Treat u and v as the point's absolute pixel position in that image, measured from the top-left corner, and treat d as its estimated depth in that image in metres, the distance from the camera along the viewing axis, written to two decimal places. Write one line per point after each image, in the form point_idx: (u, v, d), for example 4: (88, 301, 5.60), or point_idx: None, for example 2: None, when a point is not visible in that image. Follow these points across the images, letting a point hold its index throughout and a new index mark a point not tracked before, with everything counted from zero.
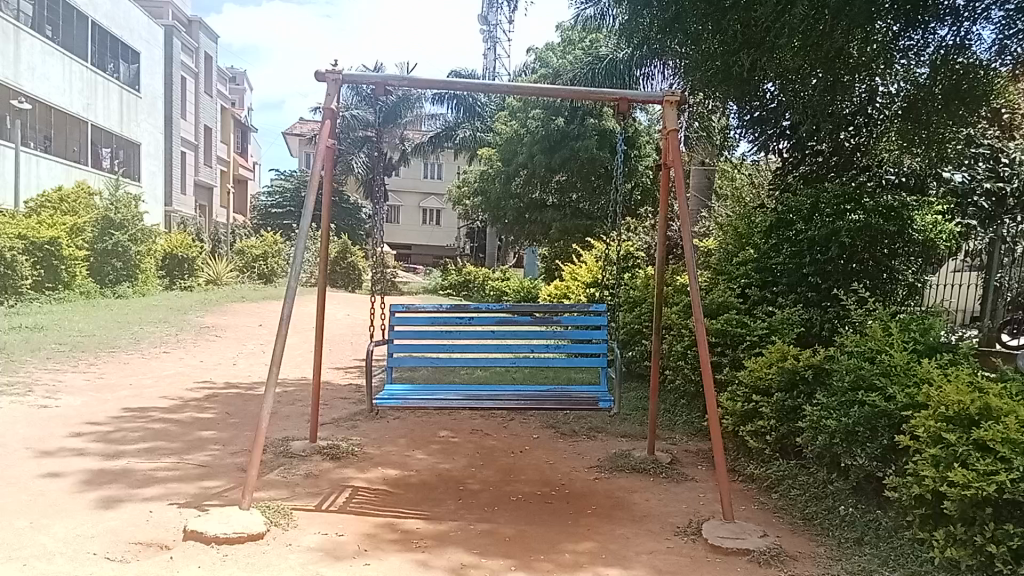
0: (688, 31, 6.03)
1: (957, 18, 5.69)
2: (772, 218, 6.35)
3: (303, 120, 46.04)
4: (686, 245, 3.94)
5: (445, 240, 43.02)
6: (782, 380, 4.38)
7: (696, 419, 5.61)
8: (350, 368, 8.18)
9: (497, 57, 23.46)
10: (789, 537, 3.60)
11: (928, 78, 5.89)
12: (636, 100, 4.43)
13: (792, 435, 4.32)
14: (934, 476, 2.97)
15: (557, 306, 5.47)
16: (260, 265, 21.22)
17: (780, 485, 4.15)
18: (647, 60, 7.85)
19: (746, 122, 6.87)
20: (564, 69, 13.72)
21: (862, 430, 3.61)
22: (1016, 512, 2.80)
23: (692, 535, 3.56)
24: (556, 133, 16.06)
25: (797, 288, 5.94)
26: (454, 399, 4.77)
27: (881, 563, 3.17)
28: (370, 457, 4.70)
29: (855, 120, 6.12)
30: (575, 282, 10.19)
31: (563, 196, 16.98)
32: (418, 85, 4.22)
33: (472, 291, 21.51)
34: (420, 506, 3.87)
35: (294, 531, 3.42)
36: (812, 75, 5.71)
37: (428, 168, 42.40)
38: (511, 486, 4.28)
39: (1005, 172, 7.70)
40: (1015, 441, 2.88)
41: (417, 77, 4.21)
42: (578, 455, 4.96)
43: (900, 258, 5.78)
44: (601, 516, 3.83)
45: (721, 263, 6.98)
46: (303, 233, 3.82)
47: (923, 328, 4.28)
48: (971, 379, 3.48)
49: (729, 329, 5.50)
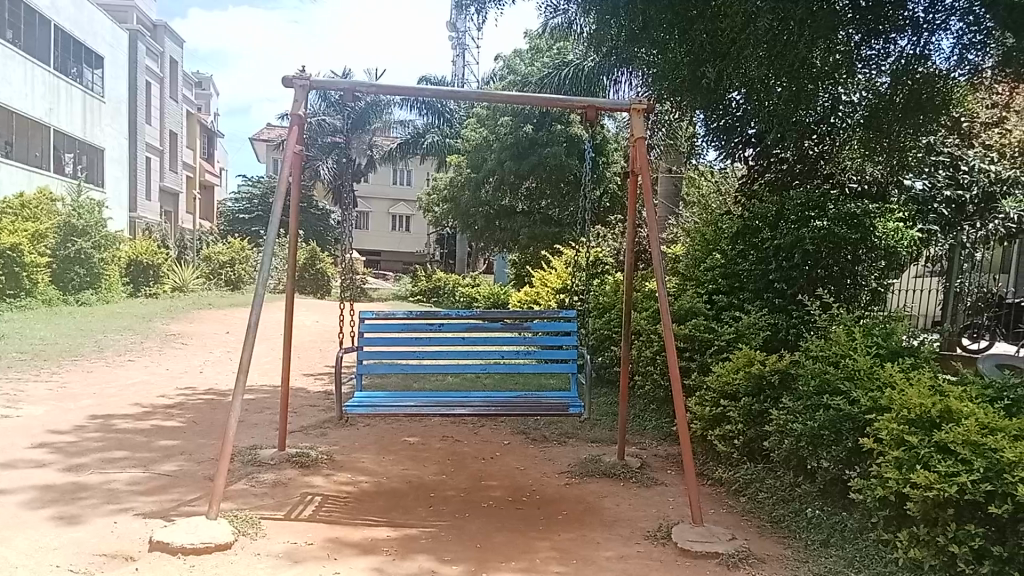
0: (656, 40, 6.09)
1: (917, 29, 5.77)
2: (739, 224, 6.49)
3: (270, 127, 45.76)
4: (653, 250, 3.96)
5: (415, 246, 42.89)
6: (749, 385, 4.45)
7: (665, 424, 5.66)
8: (320, 376, 8.13)
9: (465, 63, 23.48)
10: (757, 540, 3.64)
11: (889, 87, 6.04)
12: (604, 108, 4.47)
13: (760, 439, 4.38)
14: (897, 478, 3.03)
15: (527, 311, 5.49)
16: (227, 272, 21.00)
17: (748, 488, 4.20)
18: (616, 68, 7.85)
19: (711, 131, 7.01)
20: (532, 76, 13.73)
21: (827, 434, 3.68)
22: (978, 512, 2.85)
23: (661, 539, 3.58)
24: (525, 140, 16.08)
25: (765, 294, 6.06)
26: (425, 406, 4.74)
27: (847, 564, 3.22)
28: (339, 465, 4.67)
29: (818, 129, 6.34)
30: (544, 288, 10.24)
31: (532, 202, 17.04)
32: (386, 91, 4.22)
33: (443, 297, 21.49)
34: (390, 513, 3.86)
35: (263, 541, 3.39)
36: (774, 86, 5.63)
37: (397, 175, 42.32)
38: (481, 492, 4.28)
39: (966, 179, 8.17)
40: (976, 443, 2.96)
41: (387, 83, 4.21)
42: (549, 460, 4.98)
43: (864, 264, 5.88)
44: (571, 521, 3.85)
45: (688, 268, 7.06)
46: (272, 239, 3.79)
47: (886, 333, 4.38)
48: (932, 382, 3.57)
49: (697, 334, 5.58)
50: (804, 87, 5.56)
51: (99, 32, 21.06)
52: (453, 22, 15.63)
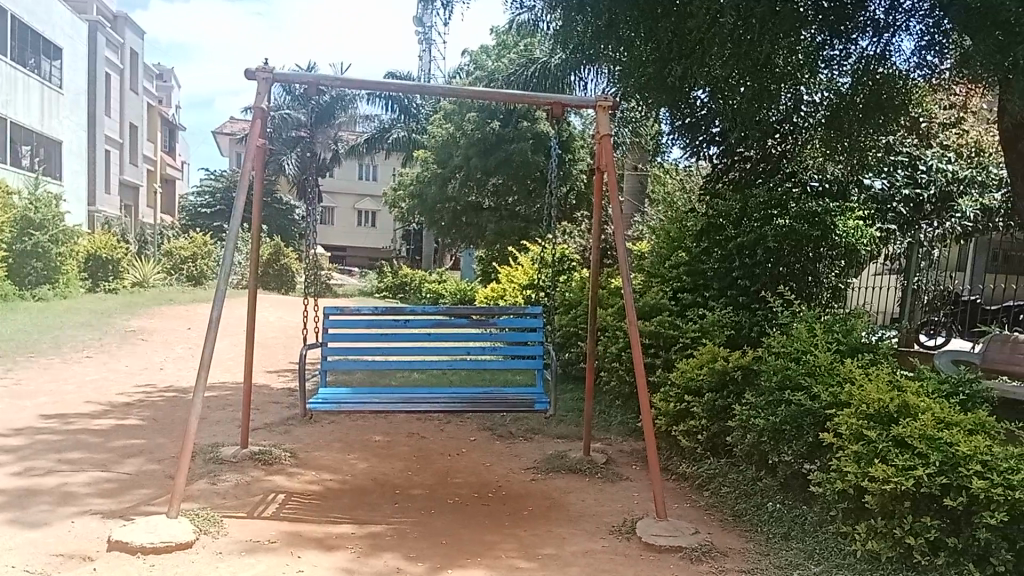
0: (621, 37, 6.14)
1: (878, 29, 5.84)
2: (702, 222, 6.52)
3: (233, 121, 45.11)
4: (619, 247, 3.98)
5: (380, 242, 42.64)
6: (713, 380, 4.50)
7: (630, 420, 5.70)
8: (283, 372, 8.05)
9: (432, 58, 23.39)
10: (720, 534, 3.68)
11: (850, 87, 6.11)
12: (570, 104, 4.47)
13: (723, 434, 4.43)
14: (856, 472, 3.09)
15: (493, 308, 5.49)
16: (189, 267, 20.68)
17: (711, 483, 4.24)
18: (582, 65, 7.87)
19: (676, 128, 7.02)
20: (498, 72, 13.71)
21: (788, 428, 3.75)
22: (933, 505, 2.92)
23: (626, 534, 3.61)
24: (491, 136, 16.12)
25: (728, 292, 6.12)
26: (390, 402, 4.72)
27: (807, 557, 3.26)
28: (303, 463, 4.63)
29: (782, 127, 6.53)
30: (511, 284, 10.25)
31: (499, 199, 17.00)
32: (351, 85, 4.18)
33: (409, 294, 21.38)
34: (355, 511, 3.84)
35: (224, 539, 3.34)
36: (738, 84, 5.67)
37: (362, 170, 42.03)
38: (446, 488, 4.28)
39: (923, 178, 8.47)
40: (931, 437, 3.04)
41: (351, 77, 4.17)
42: (515, 456, 4.99)
43: (825, 261, 6.12)
44: (537, 517, 3.85)
45: (653, 266, 7.09)
46: (234, 233, 3.73)
47: (846, 329, 4.46)
48: (890, 378, 3.65)
49: (662, 331, 5.63)
50: (767, 86, 5.66)
51: (58, 23, 20.59)
52: (420, 17, 15.55)
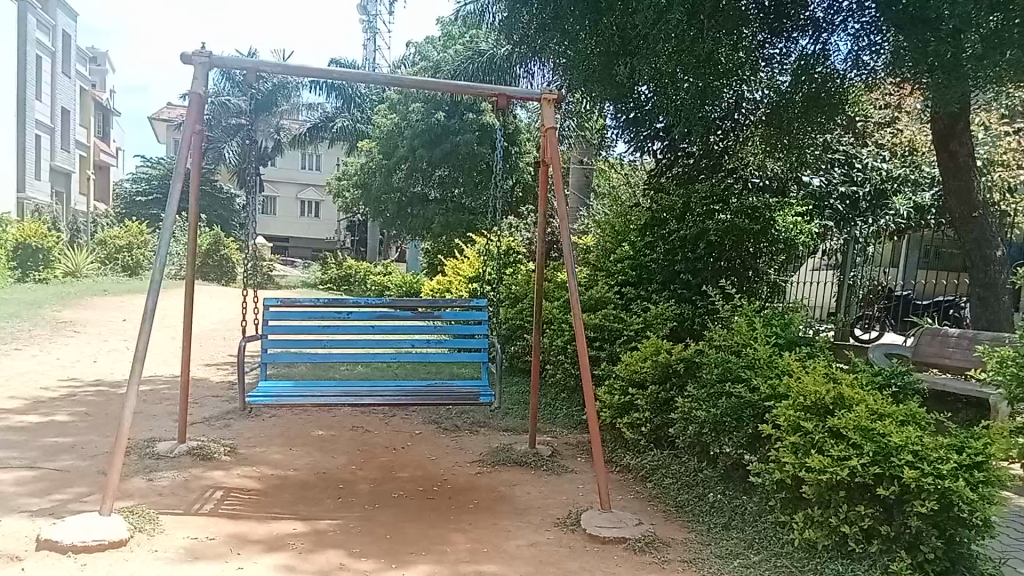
0: (566, 31, 6.12)
1: (818, 30, 6.15)
2: (646, 217, 6.58)
3: (170, 106, 43.85)
4: (564, 240, 3.99)
5: (324, 233, 42.04)
6: (656, 373, 4.57)
7: (576, 412, 5.73)
8: (223, 365, 7.87)
9: (377, 47, 23.11)
10: (663, 525, 3.73)
11: (790, 86, 6.26)
12: (515, 96, 4.46)
13: (666, 426, 4.49)
14: (794, 463, 3.17)
15: (438, 300, 5.47)
16: (124, 257, 20.06)
17: (655, 475, 4.29)
18: (528, 59, 7.85)
19: (621, 122, 7.18)
20: (443, 63, 13.61)
21: (729, 420, 3.81)
22: (867, 494, 3.00)
23: (571, 526, 3.63)
24: (436, 127, 16.00)
25: (671, 285, 6.21)
26: (333, 396, 4.65)
27: (747, 546, 3.33)
28: (243, 458, 4.54)
29: (723, 124, 6.64)
30: (457, 277, 10.21)
31: (445, 191, 16.92)
32: (293, 72, 4.10)
33: (353, 286, 21.14)
34: (297, 507, 3.78)
35: (160, 537, 3.26)
36: (682, 80, 5.73)
37: (305, 159, 41.34)
38: (391, 482, 4.24)
39: (859, 177, 8.85)
40: (865, 428, 3.11)
41: (292, 64, 4.08)
42: (460, 449, 4.97)
43: (764, 257, 6.26)
44: (482, 510, 3.85)
45: (598, 259, 7.09)
46: (170, 222, 3.62)
47: (784, 323, 4.58)
48: (826, 370, 3.74)
49: (606, 324, 5.66)
50: (710, 83, 5.69)
51: None
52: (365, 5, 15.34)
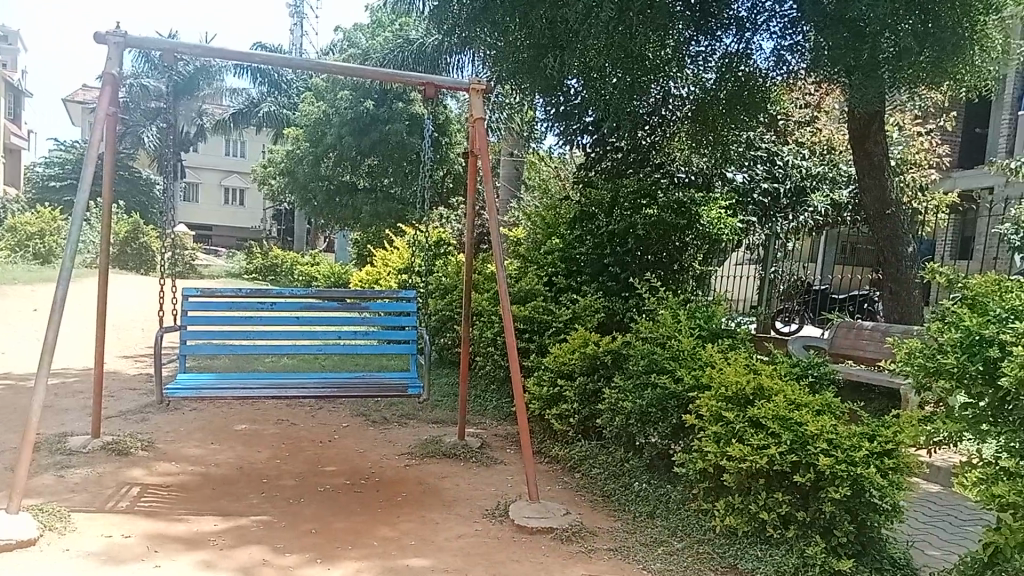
0: (496, 21, 5.98)
1: (740, 28, 6.21)
2: (575, 210, 6.62)
3: (85, 88, 42.10)
4: (493, 231, 3.98)
5: (249, 222, 41.06)
6: (583, 365, 4.61)
7: (505, 404, 5.75)
8: (142, 357, 7.61)
9: (303, 32, 22.61)
10: (590, 514, 3.78)
11: (715, 83, 6.40)
12: (443, 85, 4.42)
13: (593, 417, 4.56)
14: (716, 452, 3.26)
15: (365, 291, 5.39)
16: (35, 244, 19.16)
17: (582, 465, 4.34)
18: (459, 48, 7.78)
19: (552, 115, 7.12)
20: (374, 51, 13.39)
21: (654, 411, 3.89)
22: (784, 481, 3.11)
23: (499, 517, 3.65)
24: (365, 116, 15.70)
25: (600, 277, 6.29)
26: (255, 389, 4.54)
27: (670, 534, 3.41)
28: (162, 453, 4.40)
29: (651, 119, 6.82)
30: (387, 268, 10.10)
31: (375, 180, 16.71)
32: (213, 55, 3.97)
33: (279, 275, 20.70)
34: (218, 502, 3.68)
35: (72, 535, 3.13)
36: (611, 74, 5.89)
37: (229, 146, 40.22)
38: (317, 476, 4.17)
39: (780, 173, 9.12)
40: (783, 418, 3.22)
41: (213, 46, 3.96)
42: (389, 442, 4.93)
43: (689, 250, 6.40)
44: (410, 503, 3.83)
45: (529, 250, 7.13)
46: (82, 207, 3.47)
47: (707, 316, 4.69)
48: (747, 361, 3.85)
49: (536, 316, 5.69)
50: (638, 77, 5.87)
51: None
52: None
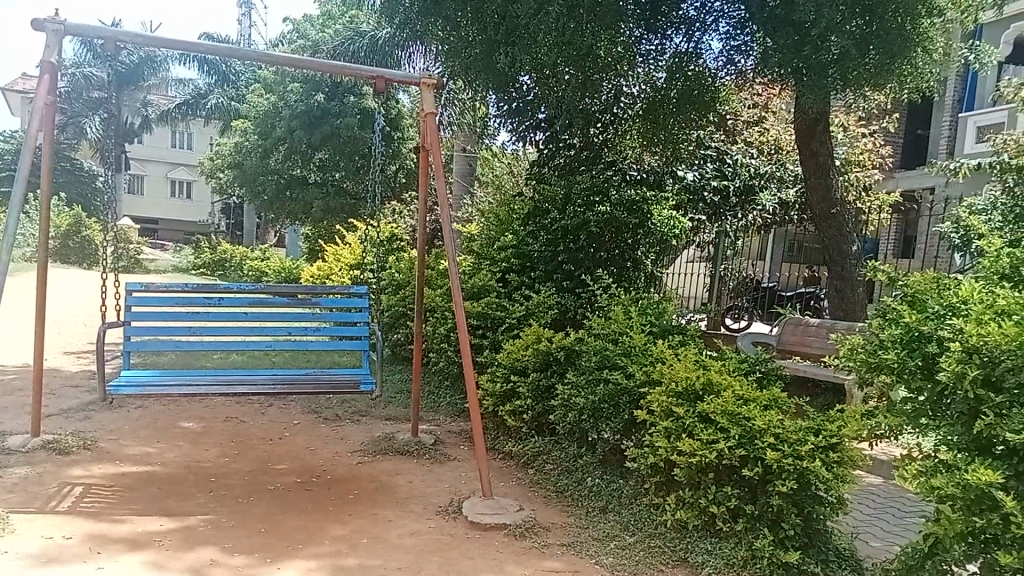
0: (447, 16, 5.99)
1: (691, 29, 6.26)
2: (529, 206, 6.64)
3: (24, 77, 40.77)
4: (444, 226, 3.96)
5: (196, 215, 40.25)
6: (536, 361, 4.63)
7: (459, 400, 5.73)
8: (85, 353, 7.40)
9: (252, 22, 22.20)
10: (543, 510, 3.79)
11: (665, 82, 6.35)
12: (394, 80, 4.39)
13: (547, 413, 4.58)
14: (666, 447, 3.31)
15: (316, 287, 5.32)
16: None
17: (536, 461, 4.35)
18: (412, 42, 7.72)
19: (503, 113, 7.15)
20: (323, 43, 13.20)
21: (606, 407, 3.91)
22: (733, 475, 3.16)
23: (452, 514, 3.63)
24: (315, 109, 15.51)
25: (553, 276, 6.29)
26: (202, 385, 4.45)
27: (622, 528, 3.43)
28: (105, 451, 4.28)
29: (602, 117, 6.85)
30: (338, 264, 9.98)
31: (326, 174, 16.53)
32: (156, 44, 3.86)
33: (228, 270, 20.31)
34: (164, 502, 3.60)
35: (9, 537, 3.03)
36: (563, 71, 5.89)
37: (175, 138, 39.33)
38: (267, 475, 4.10)
39: (729, 171, 9.08)
40: (731, 413, 3.27)
41: (157, 35, 3.85)
42: (340, 439, 4.88)
43: (642, 248, 6.47)
44: (363, 500, 3.80)
45: (483, 246, 7.13)
46: (18, 200, 3.35)
47: (658, 312, 4.74)
48: (697, 357, 3.90)
49: (489, 312, 5.68)
50: (591, 75, 5.97)
51: None
52: None
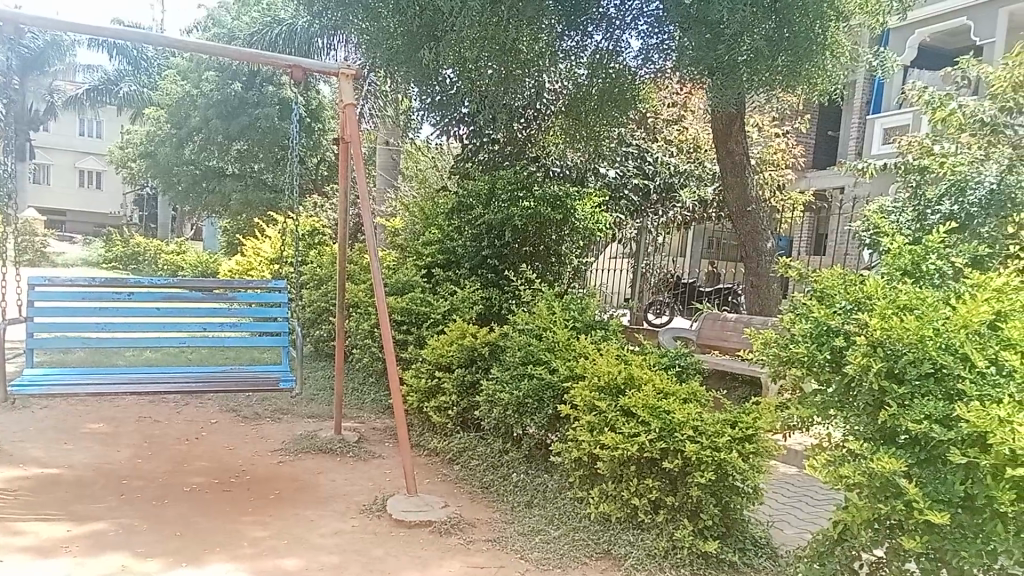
0: (368, 6, 5.86)
1: (608, 24, 6.17)
2: (454, 201, 6.65)
3: None
4: (365, 218, 3.93)
5: (107, 207, 38.68)
6: (462, 357, 4.63)
7: (383, 397, 5.67)
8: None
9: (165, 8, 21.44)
10: (468, 506, 3.78)
11: (586, 78, 6.46)
12: (313, 70, 4.30)
13: (472, 408, 4.58)
14: (590, 441, 3.35)
15: (234, 281, 5.21)
16: None
17: (461, 457, 4.34)
18: (332, 33, 7.59)
19: (429, 105, 7.05)
20: (239, 30, 12.83)
21: (530, 402, 3.94)
22: (654, 467, 3.22)
23: (376, 511, 3.60)
24: (233, 99, 15.04)
25: (478, 270, 6.37)
26: (114, 384, 4.29)
27: (547, 522, 3.45)
28: (7, 455, 4.08)
29: (526, 113, 7.05)
30: (258, 258, 9.75)
31: (243, 165, 16.06)
32: (59, 28, 3.68)
33: (141, 264, 19.58)
34: (72, 506, 3.45)
35: None
36: (486, 67, 5.93)
37: (83, 125, 37.63)
38: (183, 476, 3.98)
39: (651, 170, 9.35)
40: (652, 407, 3.34)
41: (58, 18, 3.67)
42: (261, 438, 4.77)
43: (567, 244, 6.41)
44: (284, 500, 3.72)
45: (407, 242, 7.09)
46: None
47: (582, 308, 4.78)
48: (619, 352, 3.96)
49: (414, 307, 5.64)
50: (513, 71, 5.99)
51: None
52: None
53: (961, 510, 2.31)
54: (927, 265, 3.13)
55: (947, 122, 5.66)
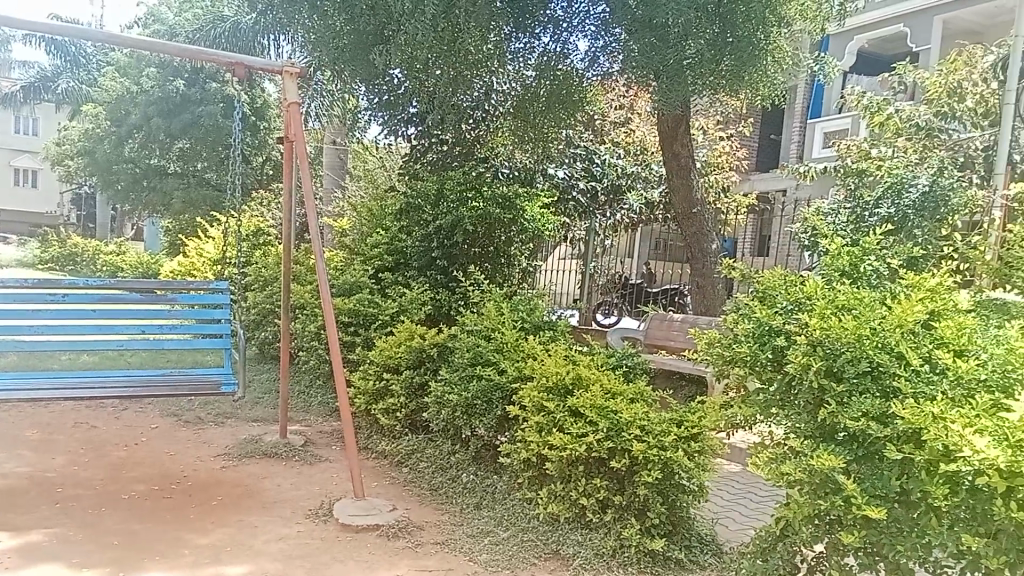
0: (314, 4, 5.80)
1: (557, 28, 6.23)
2: (402, 202, 6.60)
3: None
4: (310, 217, 3.88)
5: (42, 206, 37.42)
6: (410, 358, 4.60)
7: (331, 400, 5.60)
8: None
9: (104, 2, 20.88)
10: (417, 508, 3.76)
11: (534, 79, 6.47)
12: (256, 68, 4.22)
13: (420, 410, 4.56)
14: (538, 441, 3.36)
15: (173, 282, 5.09)
16: None
17: (410, 459, 4.32)
18: (277, 31, 7.49)
19: (377, 105, 7.15)
20: (181, 26, 12.56)
21: (479, 403, 3.93)
22: (602, 467, 3.24)
23: (323, 516, 3.55)
24: (175, 96, 14.78)
25: (427, 271, 6.34)
26: (47, 388, 4.15)
27: (496, 523, 3.45)
28: None
29: (474, 113, 7.08)
30: (202, 259, 9.54)
31: (186, 164, 15.78)
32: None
33: (79, 265, 19.00)
34: (4, 516, 3.33)
35: None
36: (434, 68, 5.90)
37: (18, 122, 36.38)
38: (122, 483, 3.87)
39: (597, 172, 9.41)
40: (599, 407, 3.37)
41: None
42: (204, 442, 4.67)
43: (515, 244, 6.41)
44: (228, 506, 3.65)
45: (355, 243, 7.02)
46: None
47: (530, 309, 4.79)
48: (567, 353, 3.98)
49: (362, 309, 5.58)
50: (462, 72, 5.98)
51: None
52: None
53: (898, 505, 2.38)
54: (864, 266, 3.22)
55: (884, 126, 5.92)
